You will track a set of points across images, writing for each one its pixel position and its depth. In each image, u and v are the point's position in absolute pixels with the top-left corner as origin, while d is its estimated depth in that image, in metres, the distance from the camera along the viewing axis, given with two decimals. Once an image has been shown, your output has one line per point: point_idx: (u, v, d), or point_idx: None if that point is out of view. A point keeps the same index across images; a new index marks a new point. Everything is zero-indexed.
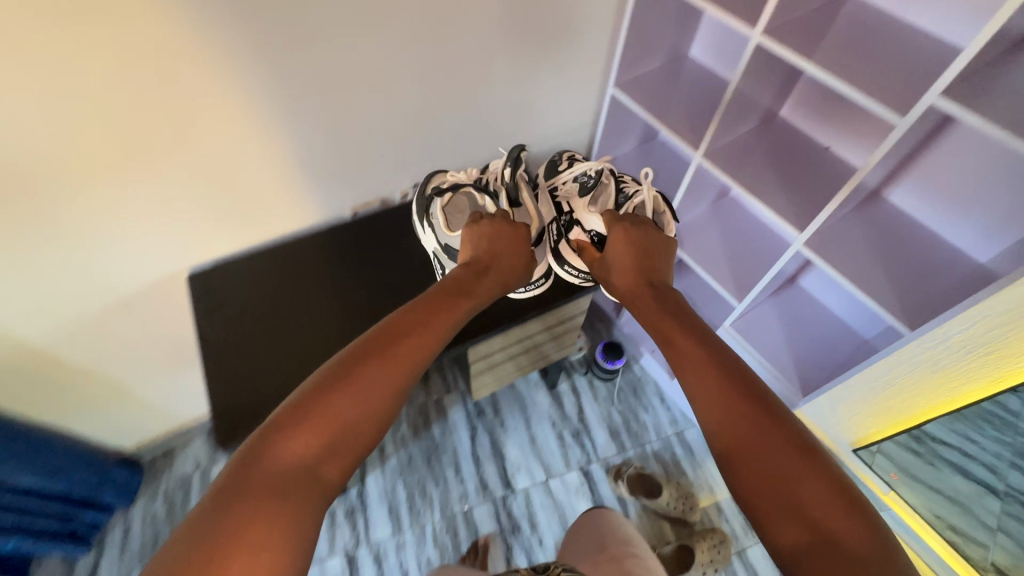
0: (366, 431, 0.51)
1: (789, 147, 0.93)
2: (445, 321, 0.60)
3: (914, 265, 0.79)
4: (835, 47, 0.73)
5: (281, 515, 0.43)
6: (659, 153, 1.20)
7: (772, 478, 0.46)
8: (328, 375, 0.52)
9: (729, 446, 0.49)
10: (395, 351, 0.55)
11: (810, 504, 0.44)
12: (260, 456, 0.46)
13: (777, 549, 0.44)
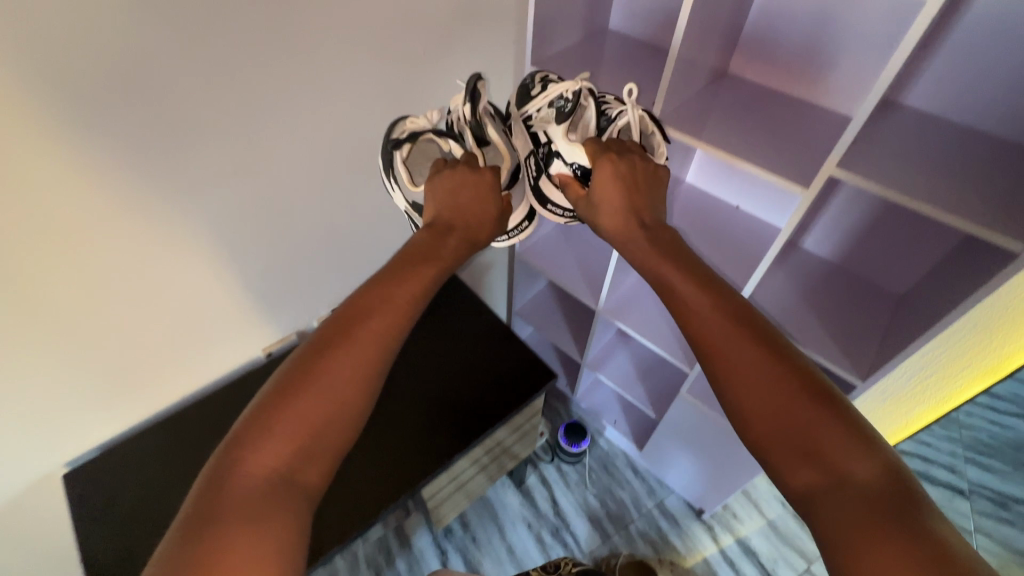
0: (344, 419, 0.46)
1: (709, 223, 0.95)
2: (412, 288, 0.52)
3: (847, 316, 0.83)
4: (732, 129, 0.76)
5: (264, 524, 0.40)
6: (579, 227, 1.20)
7: (785, 424, 0.45)
8: (288, 373, 0.46)
9: (739, 392, 0.47)
10: (363, 330, 0.49)
11: (829, 448, 0.43)
12: (226, 470, 0.42)
13: (792, 487, 0.44)
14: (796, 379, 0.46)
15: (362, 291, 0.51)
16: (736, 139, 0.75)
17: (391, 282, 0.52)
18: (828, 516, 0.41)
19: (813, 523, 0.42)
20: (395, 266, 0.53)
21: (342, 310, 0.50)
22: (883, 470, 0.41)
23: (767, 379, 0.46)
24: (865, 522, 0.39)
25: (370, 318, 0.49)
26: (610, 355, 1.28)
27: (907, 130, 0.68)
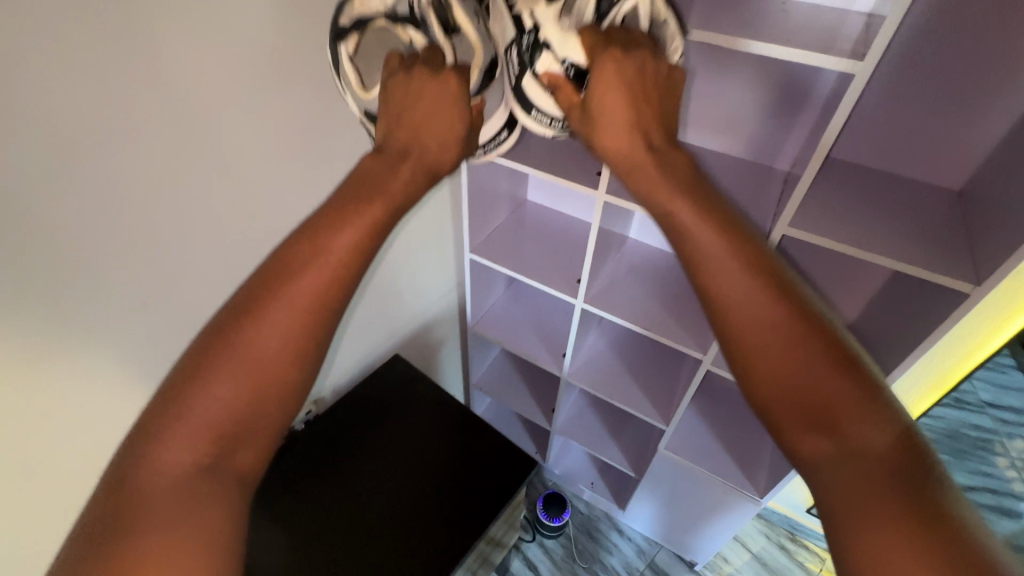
0: (276, 399, 0.39)
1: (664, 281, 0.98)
2: (355, 231, 0.42)
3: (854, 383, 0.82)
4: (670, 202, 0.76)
5: (179, 535, 0.34)
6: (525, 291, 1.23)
7: (798, 388, 0.40)
8: (202, 347, 0.38)
9: (750, 350, 0.41)
10: (289, 288, 0.40)
11: (842, 415, 0.38)
12: (131, 469, 0.35)
13: (795, 452, 0.40)
14: (813, 338, 0.40)
15: (293, 240, 0.42)
16: None
17: (326, 228, 0.42)
18: (837, 488, 0.37)
19: (816, 492, 0.39)
20: (332, 209, 0.43)
21: (268, 263, 0.41)
22: (899, 441, 0.37)
23: (781, 338, 0.40)
24: (877, 499, 0.35)
25: (299, 276, 0.40)
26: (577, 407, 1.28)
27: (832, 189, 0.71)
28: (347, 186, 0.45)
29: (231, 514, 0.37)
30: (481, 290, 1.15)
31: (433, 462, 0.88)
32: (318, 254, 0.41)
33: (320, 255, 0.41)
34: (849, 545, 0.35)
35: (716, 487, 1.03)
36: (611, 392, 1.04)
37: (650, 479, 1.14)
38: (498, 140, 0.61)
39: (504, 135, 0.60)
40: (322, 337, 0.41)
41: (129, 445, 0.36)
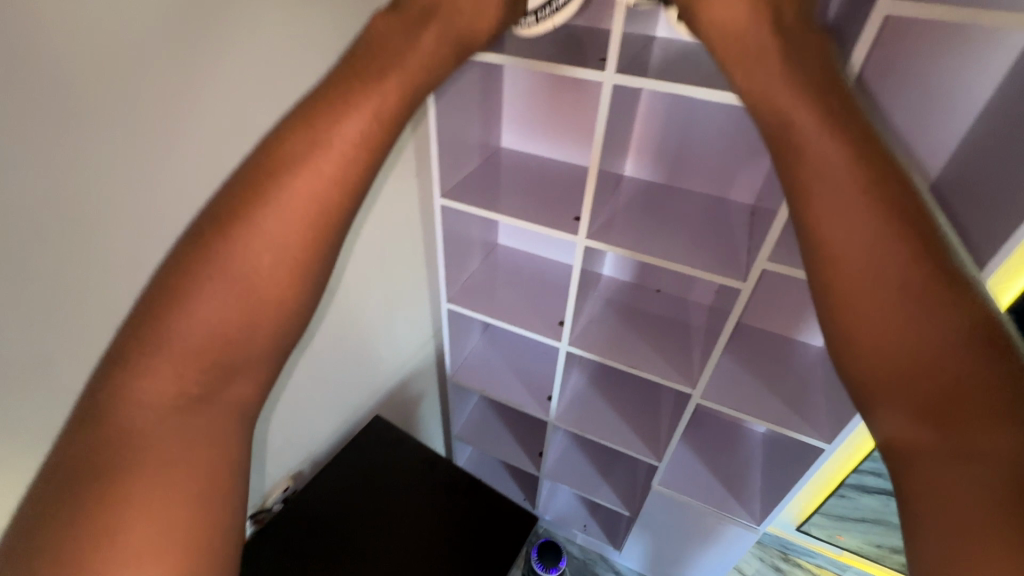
0: (265, 320, 0.38)
1: (656, 329, 1.34)
2: (375, 99, 0.41)
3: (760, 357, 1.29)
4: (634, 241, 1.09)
5: (172, 454, 0.36)
6: (506, 338, 1.66)
7: (904, 361, 0.34)
8: (179, 263, 0.37)
9: (851, 308, 0.36)
10: (285, 194, 0.38)
11: (951, 376, 0.32)
12: (110, 392, 0.36)
13: (878, 413, 0.35)
14: (939, 304, 0.34)
15: (289, 131, 0.39)
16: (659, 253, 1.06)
17: (328, 116, 0.39)
18: (929, 484, 0.32)
19: (902, 483, 0.34)
20: (334, 89, 0.41)
21: (257, 153, 0.39)
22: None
23: (894, 301, 0.35)
24: (980, 507, 0.30)
25: (290, 174, 0.38)
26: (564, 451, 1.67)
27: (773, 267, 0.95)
28: (365, 53, 0.43)
29: (230, 432, 0.39)
30: (462, 339, 1.54)
31: (422, 545, 1.00)
32: (317, 145, 0.39)
33: (320, 144, 0.39)
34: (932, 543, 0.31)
35: (701, 511, 1.41)
36: (608, 434, 1.40)
37: (643, 515, 1.54)
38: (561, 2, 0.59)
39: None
40: (310, 257, 0.39)
41: (105, 365, 0.37)
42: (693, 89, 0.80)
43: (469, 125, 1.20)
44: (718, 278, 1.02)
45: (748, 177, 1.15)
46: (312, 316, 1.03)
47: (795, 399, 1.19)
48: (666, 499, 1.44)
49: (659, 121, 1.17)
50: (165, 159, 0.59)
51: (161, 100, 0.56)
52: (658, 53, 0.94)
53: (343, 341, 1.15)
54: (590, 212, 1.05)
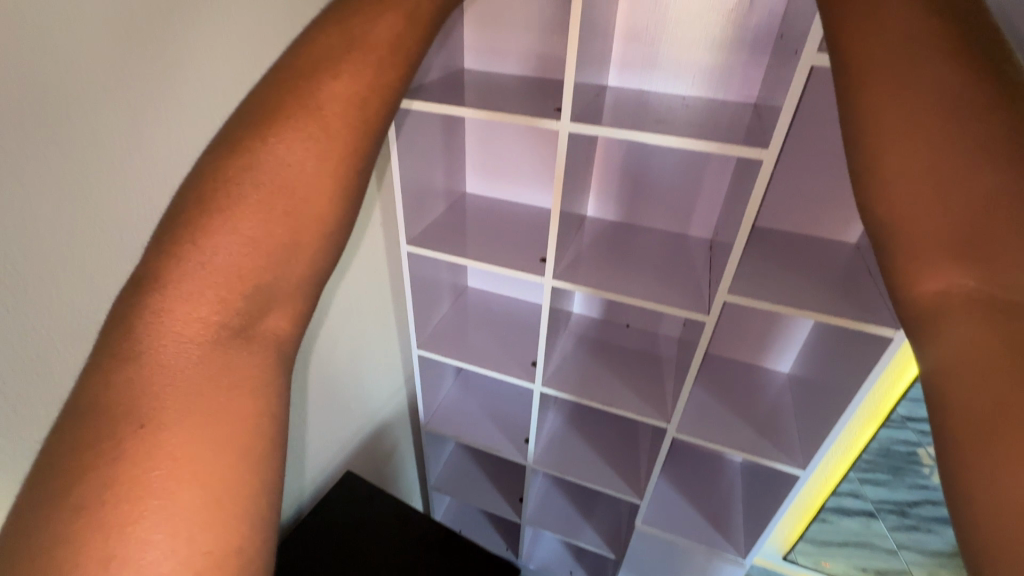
0: (312, 234, 0.37)
1: (626, 362, 1.36)
2: (392, 25, 0.41)
3: (731, 380, 1.32)
4: (597, 281, 1.11)
5: (220, 387, 0.34)
6: (479, 383, 1.64)
7: (951, 205, 0.32)
8: (212, 182, 0.35)
9: (898, 152, 0.34)
10: (327, 105, 0.38)
11: (967, 178, 0.32)
12: (141, 324, 0.33)
13: (882, 205, 0.35)
14: (996, 155, 0.32)
15: (319, 33, 0.40)
16: (625, 291, 1.08)
17: (362, 18, 0.41)
18: (955, 335, 0.30)
19: (923, 340, 0.32)
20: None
21: (286, 57, 0.39)
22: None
23: (946, 143, 0.33)
24: (1006, 352, 0.28)
25: (327, 74, 0.38)
26: (544, 496, 1.62)
27: (744, 283, 0.98)
28: None
29: (274, 364, 0.37)
30: (436, 381, 1.52)
31: None
32: (354, 42, 0.40)
33: (355, 44, 0.40)
34: (951, 394, 0.30)
35: (686, 549, 1.35)
36: (587, 475, 1.37)
37: (627, 561, 1.48)
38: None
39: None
40: (351, 176, 0.38)
41: (131, 295, 0.34)
42: (650, 136, 0.82)
43: (435, 171, 1.22)
44: (682, 312, 1.03)
45: (707, 211, 1.20)
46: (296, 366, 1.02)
47: (763, 426, 1.19)
48: (651, 541, 1.38)
49: (618, 160, 1.21)
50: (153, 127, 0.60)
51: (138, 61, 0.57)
52: (612, 100, 0.99)
53: (318, 390, 1.12)
54: (555, 251, 1.06)
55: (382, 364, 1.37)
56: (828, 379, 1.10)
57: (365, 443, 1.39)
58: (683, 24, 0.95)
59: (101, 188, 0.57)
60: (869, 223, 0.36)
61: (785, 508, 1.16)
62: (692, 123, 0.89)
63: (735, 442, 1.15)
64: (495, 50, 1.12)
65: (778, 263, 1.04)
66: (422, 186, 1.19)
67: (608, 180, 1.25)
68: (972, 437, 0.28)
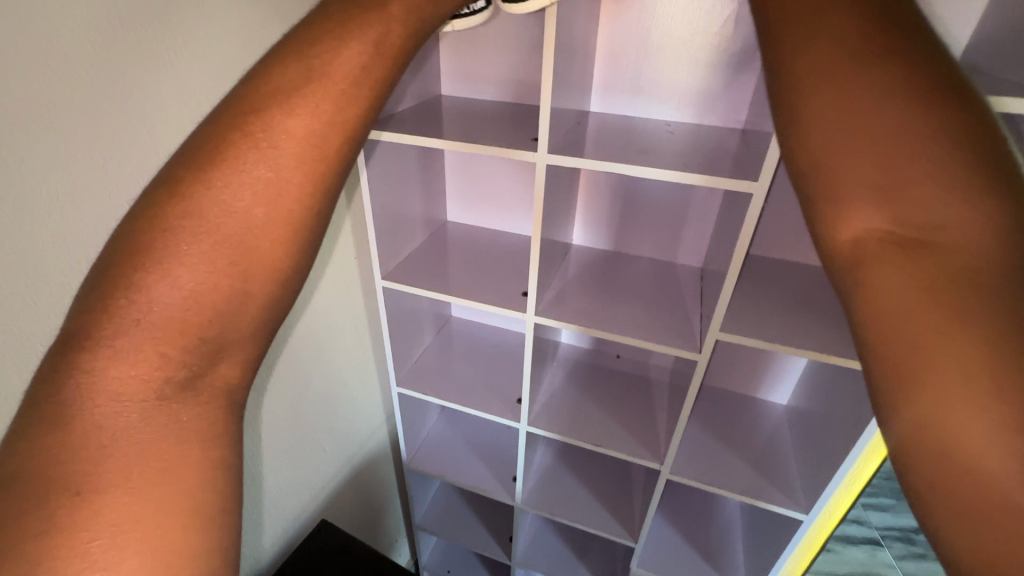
0: (263, 282, 0.35)
1: (615, 396, 1.33)
2: (353, 59, 0.38)
3: (722, 412, 1.31)
4: (582, 316, 1.09)
5: (166, 446, 0.32)
6: (464, 419, 1.60)
7: (866, 138, 0.29)
8: (149, 228, 0.33)
9: (813, 82, 0.31)
10: (283, 145, 0.36)
11: (878, 108, 0.29)
12: (72, 388, 0.31)
13: (797, 147, 0.31)
14: (906, 81, 0.29)
15: (276, 66, 0.37)
16: (611, 327, 1.06)
17: (324, 48, 0.38)
18: (879, 285, 0.28)
19: (844, 288, 0.30)
20: (327, 21, 0.39)
21: (240, 88, 0.37)
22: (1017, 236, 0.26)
23: (861, 70, 0.30)
24: (933, 297, 0.26)
25: (281, 110, 0.36)
26: (535, 536, 1.57)
27: (738, 319, 0.96)
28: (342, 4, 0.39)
29: (222, 416, 0.36)
30: (418, 417, 1.49)
31: None
32: (312, 78, 0.37)
33: (313, 77, 0.37)
34: (883, 349, 0.27)
35: None
36: (579, 517, 1.33)
37: None
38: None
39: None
40: (308, 217, 0.37)
41: (62, 354, 0.32)
42: (644, 169, 0.82)
43: (412, 197, 1.21)
44: (672, 350, 1.01)
45: (696, 241, 1.20)
46: (248, 407, 0.96)
47: (763, 465, 1.17)
48: None
49: (606, 191, 1.22)
50: (100, 172, 0.61)
51: (79, 110, 0.58)
52: (594, 126, 1.00)
53: (281, 435, 1.08)
54: (537, 286, 1.05)
55: (359, 400, 1.33)
56: (829, 415, 1.08)
57: (343, 483, 1.34)
58: (667, 52, 0.97)
59: (45, 232, 0.58)
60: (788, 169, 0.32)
61: (790, 553, 1.13)
62: (677, 153, 0.89)
63: (732, 484, 1.12)
64: (474, 79, 1.13)
65: (766, 295, 1.03)
66: (398, 215, 1.18)
67: (593, 209, 1.25)
68: (911, 396, 0.26)
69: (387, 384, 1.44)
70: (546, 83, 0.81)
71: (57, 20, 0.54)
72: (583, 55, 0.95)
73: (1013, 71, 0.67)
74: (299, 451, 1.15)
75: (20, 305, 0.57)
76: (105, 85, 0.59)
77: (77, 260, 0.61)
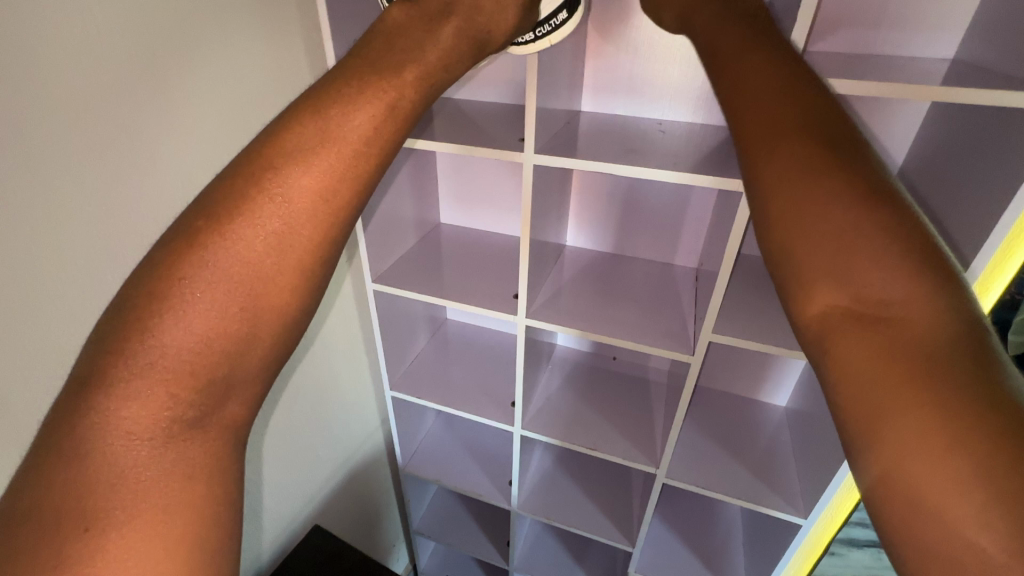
0: (269, 324, 0.37)
1: (610, 397, 1.34)
2: (366, 120, 0.39)
3: (718, 414, 1.32)
4: (574, 318, 1.10)
5: (177, 483, 0.33)
6: (461, 422, 1.61)
7: (820, 233, 0.35)
8: (161, 268, 0.34)
9: (777, 191, 0.38)
10: (294, 197, 0.37)
11: (833, 209, 0.35)
12: (86, 428, 0.32)
13: (774, 244, 0.38)
14: (853, 192, 0.35)
15: (291, 123, 0.38)
16: (605, 330, 1.07)
17: (339, 108, 0.38)
18: (844, 351, 0.33)
19: (818, 354, 0.35)
20: (346, 80, 0.40)
21: (258, 139, 0.38)
22: (950, 316, 0.31)
23: (817, 180, 0.36)
24: (884, 363, 0.31)
25: (296, 166, 0.37)
26: (533, 539, 1.58)
27: (732, 322, 0.97)
28: (360, 64, 0.40)
29: (226, 451, 0.36)
30: (414, 421, 1.50)
31: None
32: (327, 138, 0.38)
33: (328, 137, 0.38)
34: (848, 403, 0.32)
35: None
36: (576, 521, 1.34)
37: None
38: (559, 22, 0.74)
39: (564, 17, 0.74)
40: (314, 260, 0.38)
41: (75, 392, 0.33)
42: (638, 169, 0.83)
43: (404, 201, 1.22)
44: (665, 353, 1.02)
45: (692, 244, 1.21)
46: (256, 425, 1.02)
47: (760, 468, 1.18)
48: None
49: (603, 196, 1.23)
50: (94, 188, 0.62)
51: (75, 128, 0.58)
52: (586, 126, 1.01)
53: (276, 442, 1.09)
54: (526, 289, 1.06)
55: (354, 406, 1.34)
56: (826, 416, 1.09)
57: (339, 488, 1.35)
58: (653, 54, 0.97)
59: (39, 248, 0.58)
60: (768, 261, 0.38)
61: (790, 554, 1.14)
62: (668, 154, 0.90)
63: (729, 487, 1.14)
64: (473, 84, 1.14)
65: (759, 296, 1.04)
66: (389, 217, 1.19)
67: (588, 213, 1.27)
68: (866, 431, 0.31)
69: (382, 389, 1.44)
70: (531, 83, 0.82)
71: (55, 40, 0.55)
72: (573, 60, 0.96)
73: (989, 65, 0.68)
74: (296, 459, 1.16)
75: (16, 320, 0.58)
76: (104, 105, 0.61)
77: (78, 279, 0.62)
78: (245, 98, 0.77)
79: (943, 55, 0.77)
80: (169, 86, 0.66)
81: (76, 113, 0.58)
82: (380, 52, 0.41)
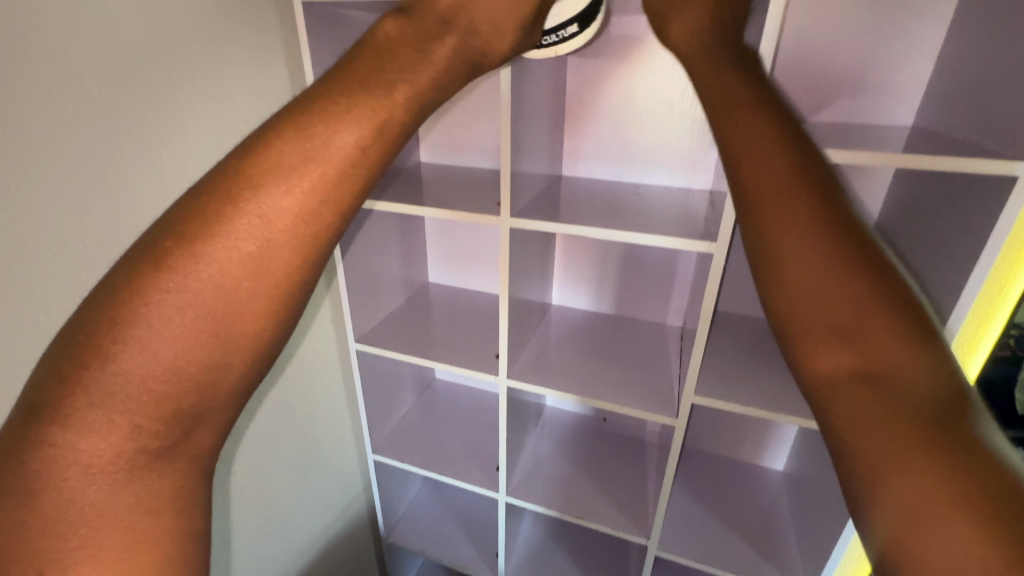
0: (239, 356, 0.36)
1: (599, 459, 1.31)
2: (349, 136, 0.39)
3: (711, 478, 1.29)
4: (561, 378, 1.09)
5: (139, 516, 0.33)
6: (447, 488, 1.55)
7: (827, 293, 0.37)
8: (119, 295, 0.34)
9: (790, 252, 0.39)
10: (278, 219, 0.37)
11: (837, 274, 0.37)
12: (39, 460, 0.31)
13: (778, 307, 0.39)
14: (856, 258, 0.38)
15: (276, 140, 0.38)
16: (591, 390, 1.06)
17: (324, 124, 0.39)
18: (844, 406, 0.35)
19: (820, 411, 0.37)
20: (332, 95, 0.40)
21: (234, 155, 0.38)
22: (944, 379, 0.34)
23: (823, 246, 0.38)
24: (889, 414, 0.33)
25: (278, 184, 0.37)
26: None
27: (718, 381, 0.97)
28: (346, 77, 0.41)
29: (188, 486, 0.36)
30: (398, 487, 1.44)
31: None
32: (311, 156, 0.38)
33: (312, 155, 0.38)
34: (854, 454, 0.33)
35: None
36: None
37: None
38: (567, 35, 0.72)
39: (573, 30, 0.72)
40: (292, 289, 0.38)
41: (23, 426, 0.32)
42: (623, 233, 0.84)
43: (391, 259, 1.23)
44: (650, 416, 1.00)
45: (680, 303, 1.22)
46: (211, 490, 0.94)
47: (758, 539, 1.14)
48: None
49: (590, 257, 1.25)
50: (66, 233, 0.63)
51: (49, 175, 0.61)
52: (565, 188, 1.05)
53: (248, 513, 1.04)
54: (507, 350, 1.05)
55: (337, 470, 1.30)
56: (821, 480, 1.06)
57: (316, 560, 1.28)
58: (641, 120, 1.01)
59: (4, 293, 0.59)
60: (772, 321, 0.40)
61: None
62: (646, 216, 0.92)
63: (725, 560, 1.09)
64: (457, 146, 1.17)
65: (745, 354, 1.04)
66: (373, 276, 1.19)
67: (576, 274, 1.29)
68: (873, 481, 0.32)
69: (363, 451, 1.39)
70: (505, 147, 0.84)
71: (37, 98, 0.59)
72: (551, 128, 1.01)
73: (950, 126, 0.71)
74: (270, 528, 1.11)
75: None
76: (82, 157, 0.63)
77: (41, 323, 0.62)
78: (222, 146, 0.80)
79: (902, 120, 0.81)
80: (150, 136, 0.70)
81: (44, 160, 0.60)
82: (366, 66, 0.42)
